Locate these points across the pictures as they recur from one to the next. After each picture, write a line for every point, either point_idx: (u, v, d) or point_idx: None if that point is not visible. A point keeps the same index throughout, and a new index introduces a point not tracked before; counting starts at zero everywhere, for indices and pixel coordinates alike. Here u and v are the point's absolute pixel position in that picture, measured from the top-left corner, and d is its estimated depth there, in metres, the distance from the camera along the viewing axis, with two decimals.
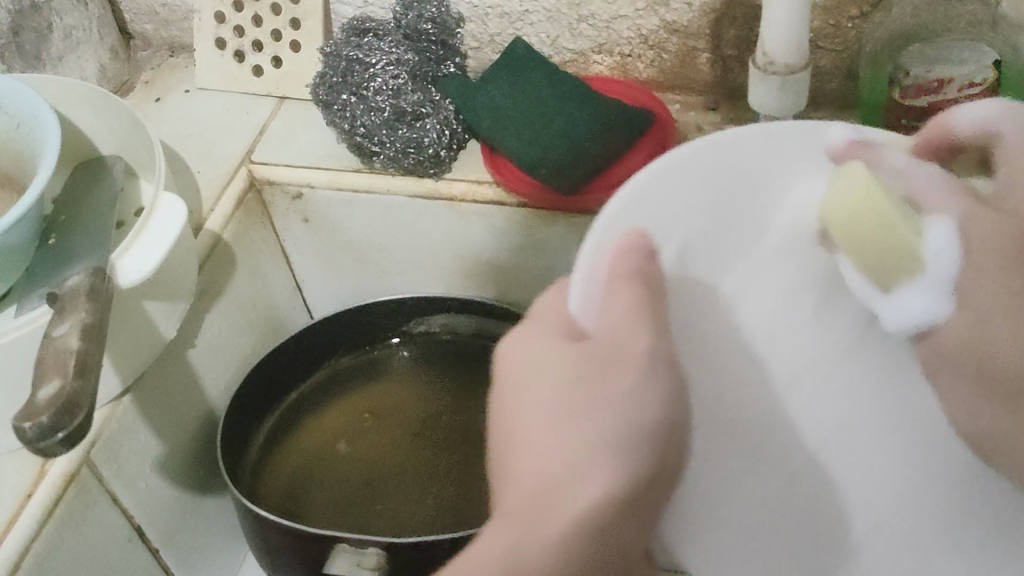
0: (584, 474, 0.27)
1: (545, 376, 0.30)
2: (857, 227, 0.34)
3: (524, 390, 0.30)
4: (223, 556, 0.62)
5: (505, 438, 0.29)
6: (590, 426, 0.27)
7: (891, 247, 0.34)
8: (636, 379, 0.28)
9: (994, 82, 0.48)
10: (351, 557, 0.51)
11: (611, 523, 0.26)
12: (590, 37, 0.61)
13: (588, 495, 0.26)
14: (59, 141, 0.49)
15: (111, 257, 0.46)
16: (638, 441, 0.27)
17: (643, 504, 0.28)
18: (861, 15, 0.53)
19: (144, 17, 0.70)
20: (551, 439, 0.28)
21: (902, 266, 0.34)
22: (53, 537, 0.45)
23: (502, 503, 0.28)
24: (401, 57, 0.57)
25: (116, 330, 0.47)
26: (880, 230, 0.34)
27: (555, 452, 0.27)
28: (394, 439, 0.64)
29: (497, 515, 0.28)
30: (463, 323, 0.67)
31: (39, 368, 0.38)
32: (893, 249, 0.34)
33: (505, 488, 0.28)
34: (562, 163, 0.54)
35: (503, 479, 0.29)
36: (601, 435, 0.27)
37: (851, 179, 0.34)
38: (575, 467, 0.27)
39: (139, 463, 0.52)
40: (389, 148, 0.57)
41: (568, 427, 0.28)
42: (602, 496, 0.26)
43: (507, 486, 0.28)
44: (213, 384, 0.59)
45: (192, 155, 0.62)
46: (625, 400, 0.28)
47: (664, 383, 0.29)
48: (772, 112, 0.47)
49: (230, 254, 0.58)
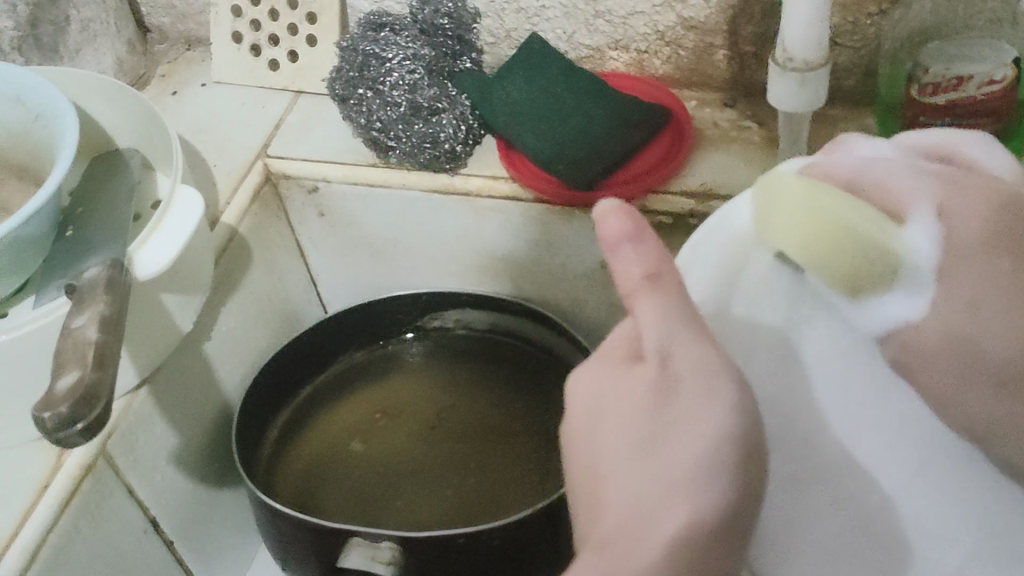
0: (673, 497, 0.24)
1: (623, 403, 0.27)
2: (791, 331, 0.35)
3: (611, 421, 0.27)
4: (236, 550, 0.62)
5: (592, 470, 0.26)
6: (678, 454, 0.25)
7: (826, 340, 0.35)
8: (722, 394, 0.26)
9: (1013, 80, 0.47)
10: (366, 550, 0.51)
11: (701, 552, 0.23)
12: (607, 33, 0.61)
13: (674, 523, 0.24)
14: (77, 133, 0.49)
15: (128, 250, 0.46)
16: (717, 466, 0.25)
17: (736, 539, 0.24)
18: (880, 11, 0.53)
19: (161, 11, 0.70)
20: (652, 470, 0.25)
21: None
22: (70, 529, 0.45)
23: (587, 535, 0.25)
24: (418, 52, 0.58)
25: (133, 323, 0.47)
26: (813, 330, 0.35)
27: (651, 489, 0.24)
28: (409, 434, 0.64)
29: (585, 547, 0.25)
30: (478, 318, 0.67)
31: (58, 360, 0.39)
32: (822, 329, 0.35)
33: (590, 520, 0.25)
34: (579, 159, 0.54)
35: (587, 511, 0.26)
36: (695, 465, 0.24)
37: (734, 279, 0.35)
38: (660, 492, 0.24)
39: (154, 455, 0.52)
40: (405, 143, 0.57)
41: (653, 458, 0.25)
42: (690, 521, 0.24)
43: (593, 518, 0.25)
44: (228, 377, 0.59)
45: (208, 149, 0.62)
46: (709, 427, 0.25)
47: (730, 393, 0.26)
48: (790, 109, 0.47)
49: (246, 248, 0.59)
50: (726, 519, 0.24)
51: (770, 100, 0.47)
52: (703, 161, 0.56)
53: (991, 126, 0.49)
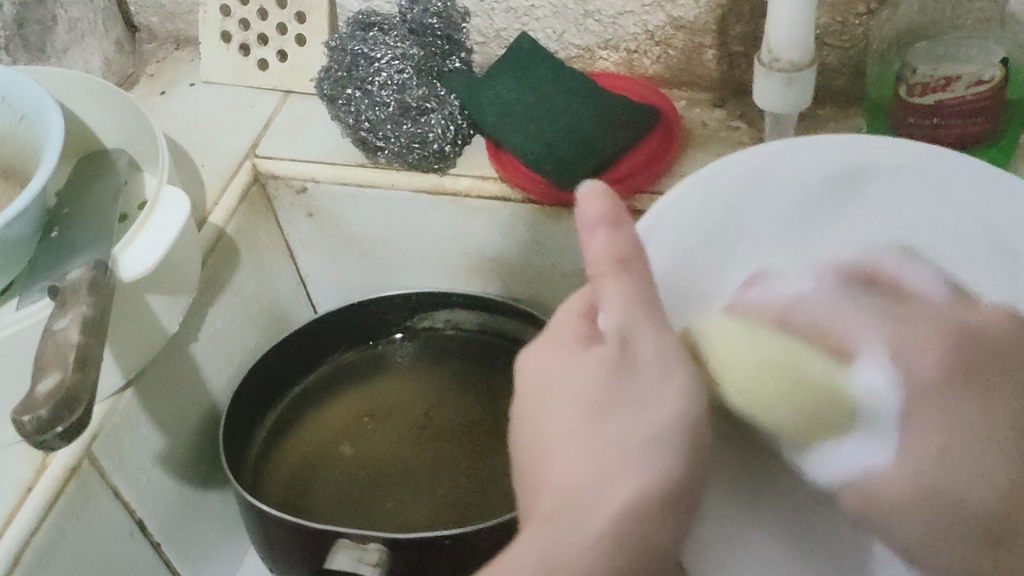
0: (617, 479, 0.27)
1: (568, 384, 0.30)
2: (764, 398, 0.35)
3: (557, 387, 0.30)
4: (225, 550, 0.62)
5: (538, 432, 0.30)
6: (619, 435, 0.28)
7: (817, 402, 0.35)
8: (672, 388, 0.29)
9: (1001, 80, 0.47)
10: (353, 552, 0.50)
11: (642, 526, 0.27)
12: (596, 32, 0.60)
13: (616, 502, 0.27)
14: (62, 134, 0.49)
15: (112, 251, 0.46)
16: (659, 446, 0.28)
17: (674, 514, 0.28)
18: (868, 11, 0.53)
19: (150, 11, 0.70)
20: (598, 443, 0.28)
21: (830, 422, 0.35)
22: (53, 531, 0.45)
23: (531, 510, 0.28)
24: (406, 52, 0.58)
25: (118, 324, 0.47)
26: (799, 392, 0.35)
27: (594, 463, 0.28)
28: (398, 434, 0.64)
29: (529, 521, 0.28)
30: (467, 318, 0.67)
31: (39, 361, 0.38)
32: (811, 397, 0.35)
33: (532, 497, 0.28)
34: (567, 159, 0.54)
35: (529, 485, 0.29)
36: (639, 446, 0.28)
37: (720, 333, 0.36)
38: (601, 474, 0.27)
39: (141, 456, 0.52)
40: (394, 143, 0.57)
41: (592, 434, 0.28)
42: (631, 499, 0.27)
43: (536, 494, 0.28)
44: (216, 378, 0.59)
45: (196, 149, 0.62)
46: (648, 405, 0.29)
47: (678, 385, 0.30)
48: (777, 109, 0.46)
49: (233, 248, 0.58)
50: (662, 490, 0.28)
51: (757, 101, 0.47)
52: (693, 164, 0.56)
53: (979, 127, 0.49)
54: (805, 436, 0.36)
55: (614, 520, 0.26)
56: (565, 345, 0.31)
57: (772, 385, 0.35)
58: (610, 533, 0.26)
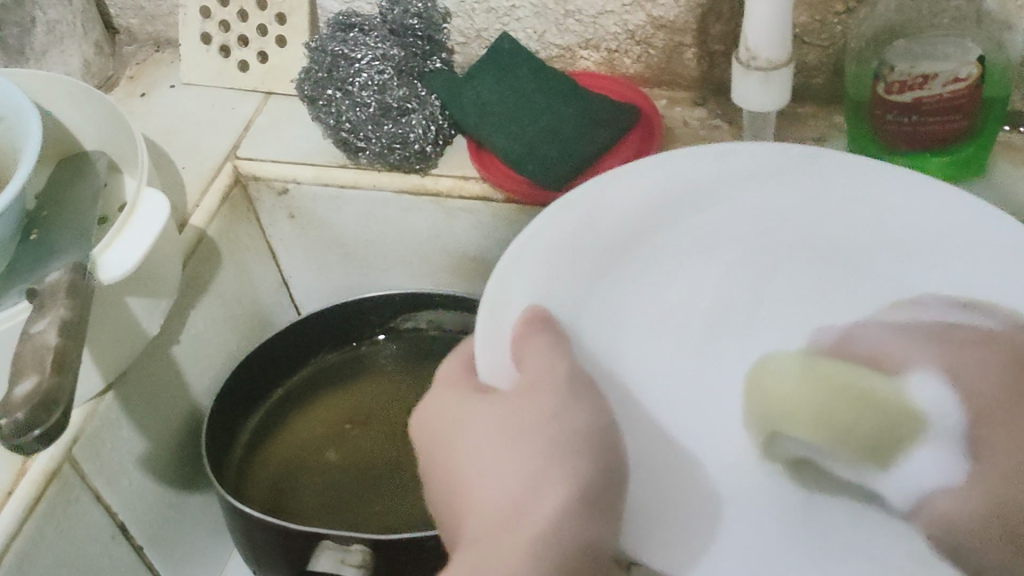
0: (546, 490, 0.33)
1: (486, 422, 0.36)
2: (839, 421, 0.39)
3: (470, 436, 0.36)
4: (208, 552, 0.62)
5: (454, 466, 0.36)
6: (540, 444, 0.34)
7: (869, 407, 0.38)
8: (590, 404, 0.37)
9: (977, 78, 0.48)
10: (335, 554, 0.51)
11: (578, 511, 0.33)
12: (577, 32, 0.60)
13: (547, 505, 0.32)
14: (40, 137, 0.48)
15: (92, 253, 0.46)
16: (580, 449, 0.35)
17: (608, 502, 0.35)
18: (846, 10, 0.53)
19: (130, 12, 0.69)
20: (516, 464, 0.34)
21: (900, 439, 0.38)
22: (34, 535, 0.45)
23: (469, 526, 0.33)
24: (387, 53, 0.57)
25: (98, 326, 0.47)
26: (854, 401, 0.39)
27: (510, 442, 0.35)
28: (382, 437, 0.63)
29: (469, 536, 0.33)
30: (451, 319, 0.67)
31: (17, 365, 0.38)
32: (874, 410, 0.38)
33: (467, 513, 0.34)
34: (549, 159, 0.54)
35: (460, 503, 0.35)
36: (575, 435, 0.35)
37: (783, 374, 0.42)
38: (535, 485, 0.33)
39: (122, 460, 0.52)
40: (375, 144, 0.56)
41: (520, 447, 0.34)
42: (562, 502, 0.33)
43: (471, 510, 0.34)
44: (198, 381, 0.59)
45: (177, 151, 0.62)
46: (579, 415, 0.36)
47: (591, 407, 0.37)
48: (755, 107, 0.46)
49: (215, 250, 0.58)
50: (581, 481, 0.34)
51: (735, 99, 0.47)
52: None
53: (957, 124, 0.49)
54: (878, 458, 0.38)
55: (556, 513, 0.32)
56: (454, 396, 0.38)
57: (848, 420, 0.39)
58: (555, 523, 0.32)
